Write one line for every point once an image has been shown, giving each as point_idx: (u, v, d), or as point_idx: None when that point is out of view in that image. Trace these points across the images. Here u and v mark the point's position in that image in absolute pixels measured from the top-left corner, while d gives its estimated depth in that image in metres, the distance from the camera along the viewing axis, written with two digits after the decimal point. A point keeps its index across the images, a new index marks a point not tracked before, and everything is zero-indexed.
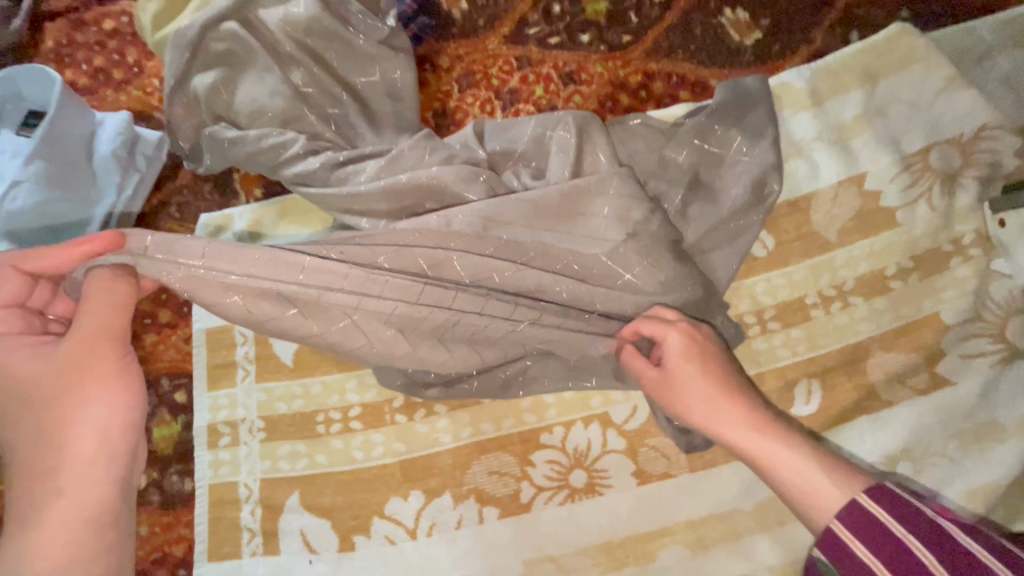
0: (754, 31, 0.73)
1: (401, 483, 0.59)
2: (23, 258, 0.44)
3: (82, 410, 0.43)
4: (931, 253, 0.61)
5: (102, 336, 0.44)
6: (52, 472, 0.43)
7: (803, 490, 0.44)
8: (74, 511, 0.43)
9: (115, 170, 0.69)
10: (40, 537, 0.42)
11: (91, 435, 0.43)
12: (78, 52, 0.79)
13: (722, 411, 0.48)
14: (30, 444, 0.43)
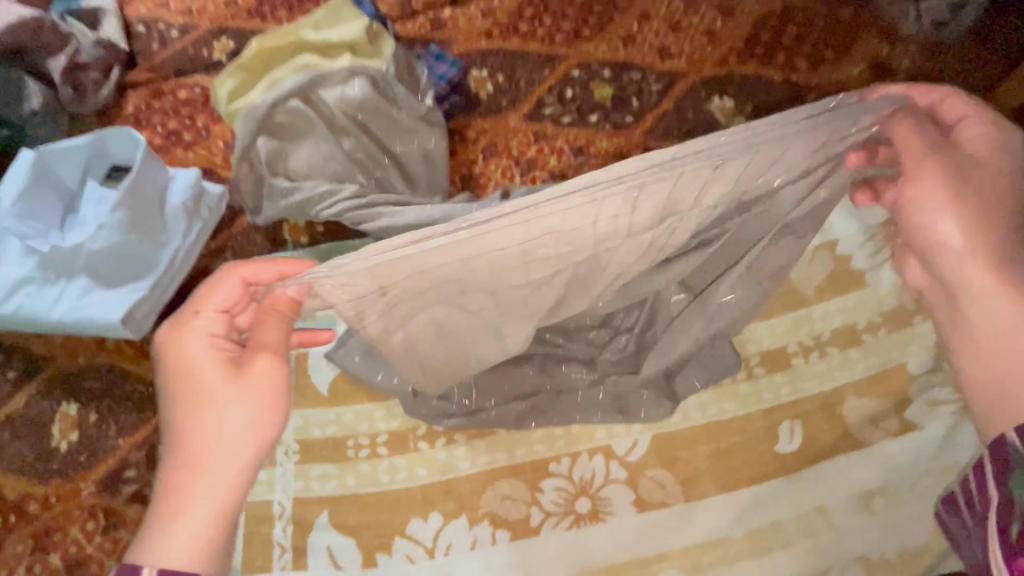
0: (739, 117, 0.85)
1: (422, 505, 0.64)
2: (253, 270, 0.47)
3: (260, 420, 0.44)
4: (896, 311, 0.70)
5: (270, 348, 0.45)
6: (239, 471, 0.43)
7: (997, 375, 0.45)
8: (210, 509, 0.41)
9: (184, 217, 0.78)
10: (177, 532, 0.40)
11: (243, 446, 0.43)
12: (155, 117, 0.92)
13: (982, 288, 0.45)
14: (193, 450, 0.42)
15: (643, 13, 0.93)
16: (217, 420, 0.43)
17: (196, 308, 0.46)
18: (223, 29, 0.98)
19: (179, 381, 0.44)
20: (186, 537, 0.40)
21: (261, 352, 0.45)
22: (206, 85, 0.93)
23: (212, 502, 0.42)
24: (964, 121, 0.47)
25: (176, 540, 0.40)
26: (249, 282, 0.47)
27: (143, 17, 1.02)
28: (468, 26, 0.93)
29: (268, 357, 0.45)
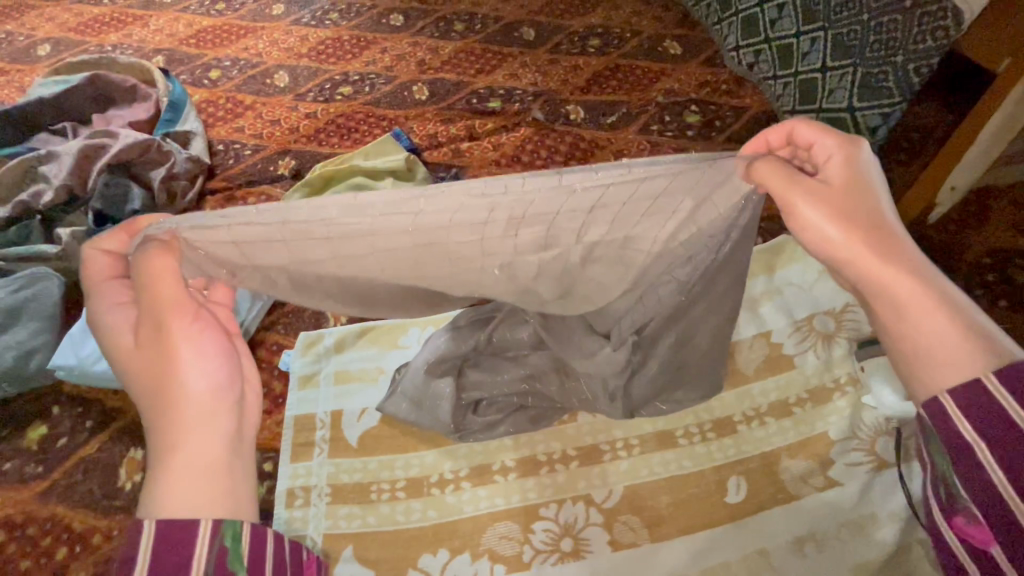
0: None
1: (432, 542, 0.77)
2: (102, 240, 0.53)
3: (197, 363, 0.49)
4: (819, 388, 0.87)
5: (172, 300, 0.50)
6: (195, 412, 0.47)
7: (939, 351, 0.44)
8: (189, 455, 0.46)
9: (248, 297, 0.96)
10: (165, 483, 0.44)
11: (197, 390, 0.48)
12: None
13: (873, 242, 0.48)
14: (157, 407, 0.48)
15: (617, 151, 1.20)
16: (158, 377, 0.48)
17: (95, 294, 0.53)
18: (287, 150, 1.25)
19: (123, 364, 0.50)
20: (175, 485, 0.44)
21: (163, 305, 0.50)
22: (270, 194, 1.17)
23: (186, 446, 0.46)
24: (813, 143, 0.54)
25: (171, 486, 0.44)
26: (112, 251, 0.54)
27: (223, 139, 1.28)
28: (482, 156, 1.20)
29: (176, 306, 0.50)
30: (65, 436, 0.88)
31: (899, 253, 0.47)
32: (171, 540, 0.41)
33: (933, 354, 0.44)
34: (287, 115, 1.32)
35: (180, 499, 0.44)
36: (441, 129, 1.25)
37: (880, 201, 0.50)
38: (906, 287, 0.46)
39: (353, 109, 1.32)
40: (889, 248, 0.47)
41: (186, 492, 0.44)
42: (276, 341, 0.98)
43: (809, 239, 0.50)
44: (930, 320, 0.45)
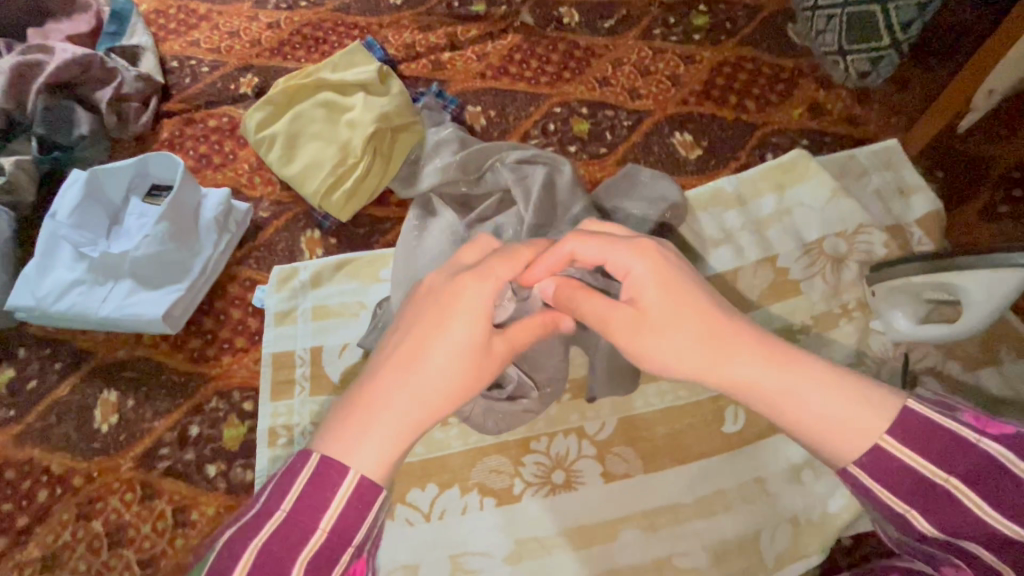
0: (697, 150, 0.99)
1: (420, 477, 0.74)
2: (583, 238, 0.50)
3: (462, 356, 0.45)
4: (825, 315, 0.82)
5: (519, 328, 0.50)
6: (436, 394, 0.43)
7: (826, 435, 0.40)
8: (402, 422, 0.41)
9: (215, 231, 0.89)
10: (369, 438, 0.40)
11: (444, 370, 0.44)
12: (188, 142, 1.04)
13: (710, 351, 0.44)
14: (400, 358, 0.44)
15: (616, 59, 1.07)
16: (452, 351, 0.45)
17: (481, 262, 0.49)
18: (249, 66, 1.12)
19: (422, 324, 0.45)
20: (377, 449, 0.40)
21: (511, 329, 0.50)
22: (233, 116, 1.06)
23: (399, 419, 0.41)
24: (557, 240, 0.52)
25: (377, 444, 0.40)
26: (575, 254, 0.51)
27: (177, 54, 1.15)
28: (465, 68, 1.08)
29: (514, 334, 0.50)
30: (35, 379, 0.84)
31: (751, 346, 0.43)
32: (359, 505, 0.38)
33: (839, 432, 0.40)
34: (247, 25, 1.18)
35: (383, 470, 0.39)
36: (419, 37, 1.11)
37: (702, 294, 0.46)
38: (785, 381, 0.41)
39: (319, 17, 1.17)
40: (729, 346, 0.43)
41: (387, 459, 0.40)
42: (248, 277, 0.92)
43: (652, 361, 0.46)
44: (814, 410, 0.40)
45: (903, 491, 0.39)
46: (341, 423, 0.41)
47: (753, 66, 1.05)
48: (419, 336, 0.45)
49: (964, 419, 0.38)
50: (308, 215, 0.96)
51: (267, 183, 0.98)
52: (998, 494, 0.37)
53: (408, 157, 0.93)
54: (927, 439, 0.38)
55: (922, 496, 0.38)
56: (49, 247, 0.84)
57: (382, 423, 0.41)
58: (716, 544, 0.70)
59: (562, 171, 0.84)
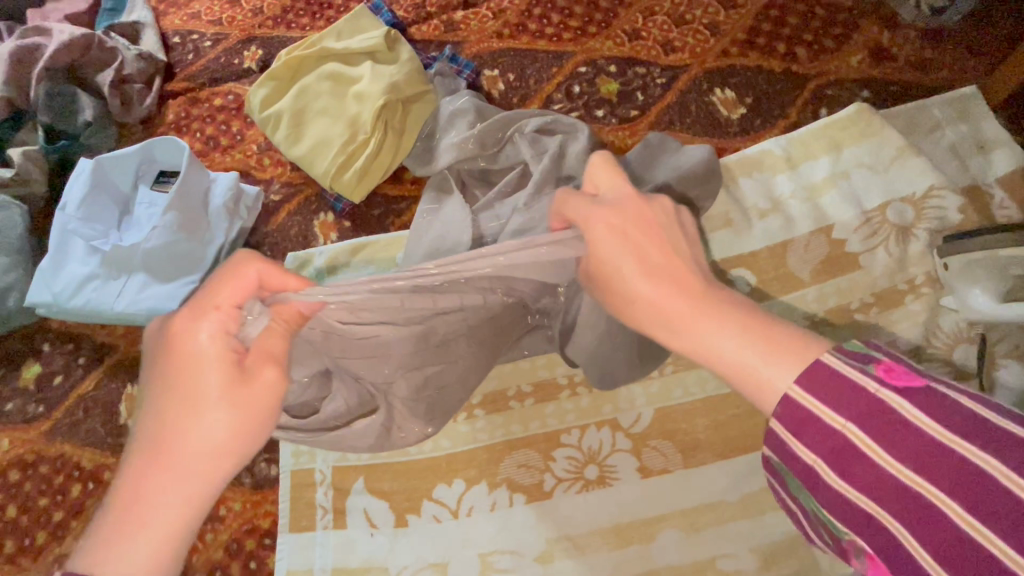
0: (739, 108, 0.89)
1: (446, 472, 0.71)
2: (246, 281, 0.48)
3: (209, 418, 0.46)
4: (889, 291, 0.74)
5: (269, 360, 0.48)
6: (201, 454, 0.46)
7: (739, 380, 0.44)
8: (172, 505, 0.45)
9: (226, 217, 0.86)
10: (131, 536, 0.43)
11: (201, 436, 0.46)
12: (194, 124, 0.99)
13: (650, 317, 0.49)
14: (146, 444, 0.46)
15: (646, 8, 0.96)
16: (203, 410, 0.46)
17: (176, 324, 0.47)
18: (252, 38, 1.05)
19: (159, 406, 0.46)
20: (148, 538, 0.43)
21: (266, 363, 0.48)
22: (238, 93, 1.01)
23: (169, 502, 0.45)
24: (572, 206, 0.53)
25: (144, 537, 0.43)
26: (267, 287, 0.49)
27: (178, 28, 1.09)
28: (480, 27, 0.98)
29: (273, 367, 0.48)
30: (60, 374, 0.84)
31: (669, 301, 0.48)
32: None
33: (741, 378, 0.44)
34: None
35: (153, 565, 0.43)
36: None
37: (659, 261, 0.49)
38: (691, 336, 0.46)
39: None
40: (664, 315, 0.48)
41: (159, 549, 0.44)
42: None
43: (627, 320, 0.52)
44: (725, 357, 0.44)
45: (811, 441, 0.40)
46: (96, 530, 0.44)
47: (806, 7, 0.93)
48: (167, 412, 0.46)
49: (871, 371, 0.40)
50: (319, 197, 0.91)
51: (276, 165, 0.94)
52: (893, 442, 0.37)
53: (422, 133, 0.87)
54: (835, 385, 0.40)
55: (826, 448, 0.40)
56: (61, 243, 0.82)
57: (154, 517, 0.44)
58: (763, 543, 0.65)
59: (580, 138, 0.76)
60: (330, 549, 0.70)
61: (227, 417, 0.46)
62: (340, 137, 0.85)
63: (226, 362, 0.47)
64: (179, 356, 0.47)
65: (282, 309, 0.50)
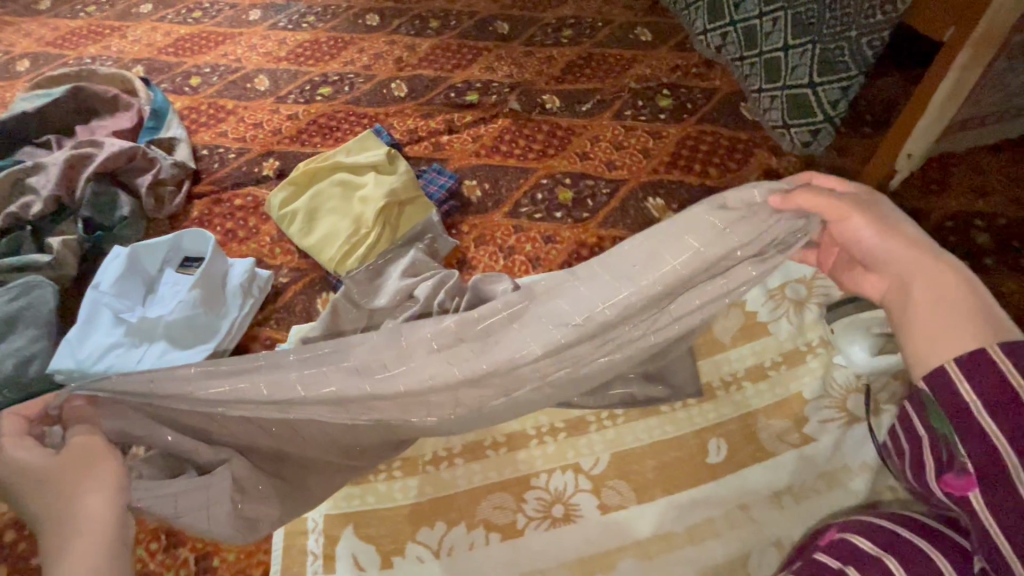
0: (668, 211, 1.12)
1: (429, 516, 0.80)
2: (20, 407, 0.60)
3: (89, 488, 0.57)
4: (793, 352, 0.91)
5: (87, 443, 0.59)
6: (71, 527, 0.56)
7: (954, 314, 0.54)
8: (89, 538, 0.55)
9: (240, 295, 1.00)
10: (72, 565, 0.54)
11: (89, 505, 0.56)
12: (216, 219, 1.16)
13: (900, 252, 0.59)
14: (49, 529, 0.56)
15: (593, 137, 1.23)
16: (60, 495, 0.56)
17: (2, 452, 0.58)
18: (271, 152, 1.27)
19: (41, 514, 0.57)
20: (89, 555, 0.54)
21: (79, 442, 0.59)
22: (256, 195, 1.19)
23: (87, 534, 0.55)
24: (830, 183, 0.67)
25: (77, 562, 0.54)
26: (26, 415, 0.60)
27: (207, 143, 1.30)
28: (461, 148, 1.23)
29: (87, 441, 0.59)
30: None
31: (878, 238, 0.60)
32: None
33: (948, 305, 0.55)
34: (269, 118, 1.34)
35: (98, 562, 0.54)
36: (421, 124, 1.28)
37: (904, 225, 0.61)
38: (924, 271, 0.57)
39: (333, 109, 1.35)
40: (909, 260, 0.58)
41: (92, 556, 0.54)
42: (270, 336, 1.01)
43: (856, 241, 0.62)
44: (950, 292, 0.55)
45: (979, 385, 0.49)
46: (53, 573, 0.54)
47: (713, 139, 1.21)
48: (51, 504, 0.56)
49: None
50: (323, 279, 1.06)
51: (286, 253, 1.10)
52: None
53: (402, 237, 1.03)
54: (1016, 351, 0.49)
55: (996, 397, 0.47)
56: (90, 315, 0.94)
57: (85, 547, 0.55)
58: (708, 567, 0.75)
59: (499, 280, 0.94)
60: None
61: (89, 481, 0.57)
62: (345, 234, 1.02)
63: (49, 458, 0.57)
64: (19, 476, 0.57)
65: (68, 409, 0.60)
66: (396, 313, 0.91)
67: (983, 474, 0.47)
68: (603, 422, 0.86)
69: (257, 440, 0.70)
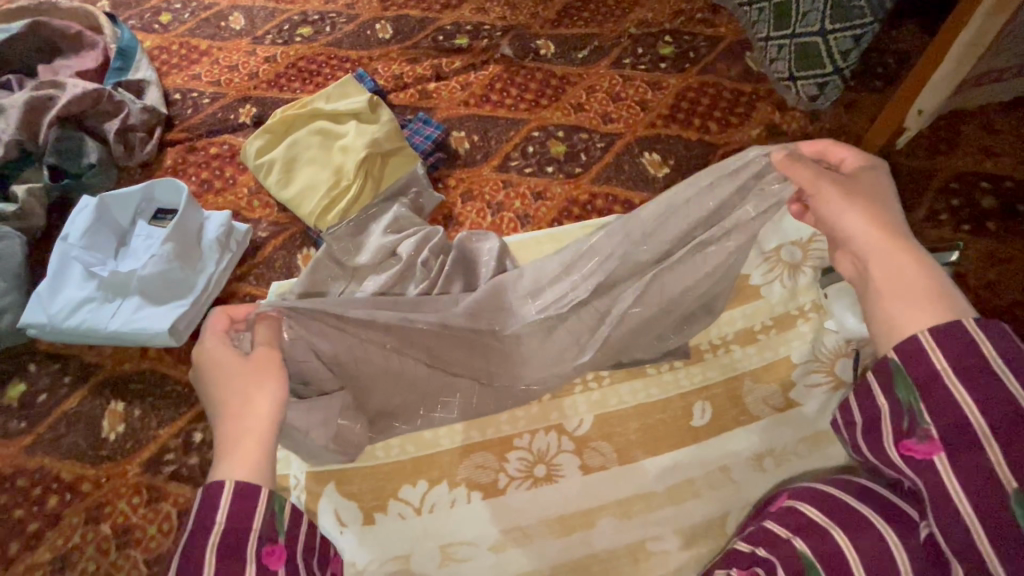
0: (664, 168, 1.07)
1: (411, 474, 0.79)
2: (232, 307, 0.67)
3: (262, 391, 0.60)
4: (784, 316, 0.89)
5: (265, 354, 0.64)
6: (242, 418, 0.58)
7: (910, 292, 0.54)
8: (255, 435, 0.57)
9: (217, 250, 0.96)
10: (237, 454, 0.55)
11: (259, 408, 0.59)
12: (190, 169, 1.11)
13: (875, 239, 0.59)
14: (224, 422, 0.58)
15: (589, 87, 1.17)
16: (242, 386, 0.60)
17: (206, 344, 0.63)
18: (248, 97, 1.20)
19: (217, 405, 0.59)
20: (248, 450, 0.56)
21: (261, 348, 0.64)
22: (233, 143, 1.13)
23: (255, 433, 0.57)
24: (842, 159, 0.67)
25: (239, 457, 0.55)
26: (231, 316, 0.67)
27: (179, 87, 1.23)
28: (450, 97, 1.16)
29: (265, 351, 0.64)
30: (45, 392, 0.89)
31: (857, 222, 0.60)
32: (239, 507, 0.51)
33: (899, 289, 0.54)
34: (245, 60, 1.26)
35: (254, 465, 0.55)
36: (407, 69, 1.20)
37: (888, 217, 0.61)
38: (892, 261, 0.57)
39: (313, 51, 1.26)
40: (884, 246, 0.58)
41: (252, 456, 0.55)
42: (249, 292, 0.98)
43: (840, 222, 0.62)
44: (915, 276, 0.55)
45: (956, 354, 0.47)
46: (222, 459, 0.55)
47: (715, 91, 1.15)
48: (229, 397, 0.59)
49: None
50: (303, 234, 1.03)
51: (265, 206, 1.06)
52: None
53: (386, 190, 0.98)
54: (989, 328, 0.48)
55: (968, 367, 0.47)
56: (60, 268, 0.90)
57: (253, 443, 0.56)
58: (686, 526, 0.75)
59: (487, 240, 0.91)
60: None
61: (263, 384, 0.61)
62: (324, 186, 0.98)
63: (234, 357, 0.62)
64: (210, 365, 0.61)
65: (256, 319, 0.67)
66: (378, 271, 0.88)
67: (946, 438, 0.46)
68: (587, 384, 0.85)
69: (365, 384, 0.76)
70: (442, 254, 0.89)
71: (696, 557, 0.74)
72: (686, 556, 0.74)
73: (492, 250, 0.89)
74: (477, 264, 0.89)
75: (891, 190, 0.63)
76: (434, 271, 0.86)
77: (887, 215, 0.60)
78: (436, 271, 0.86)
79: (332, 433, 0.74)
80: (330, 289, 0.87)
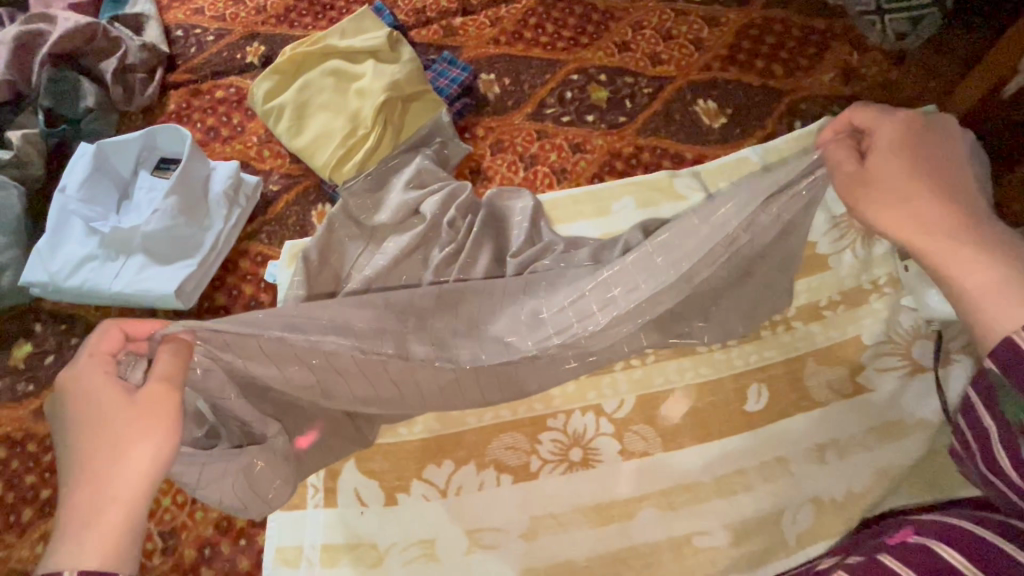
0: (720, 118, 0.94)
1: (435, 454, 0.74)
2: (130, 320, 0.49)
3: (136, 452, 0.45)
4: (855, 290, 0.79)
5: (159, 394, 0.47)
6: (105, 487, 0.44)
7: (974, 292, 0.45)
8: (116, 512, 0.44)
9: (225, 204, 0.88)
10: (89, 538, 0.43)
11: (131, 473, 0.45)
12: (195, 114, 1.02)
13: (916, 226, 0.48)
14: (79, 483, 0.45)
15: (635, 23, 1.02)
16: (111, 440, 0.45)
17: (84, 364, 0.47)
18: (255, 34, 1.08)
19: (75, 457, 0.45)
20: (102, 533, 0.43)
21: (152, 382, 0.47)
22: (240, 86, 1.03)
23: (115, 507, 0.44)
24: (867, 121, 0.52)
25: (90, 541, 0.43)
26: (127, 330, 0.49)
27: (181, 23, 1.11)
28: (478, 34, 1.03)
29: (158, 387, 0.47)
30: (52, 354, 0.85)
31: (899, 209, 0.49)
32: None
33: (963, 288, 0.46)
34: None
35: (107, 552, 0.43)
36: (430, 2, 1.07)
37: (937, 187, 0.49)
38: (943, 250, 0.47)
39: None
40: (937, 232, 0.48)
41: (106, 540, 0.43)
42: (260, 252, 0.91)
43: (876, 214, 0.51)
44: (976, 268, 0.45)
45: None
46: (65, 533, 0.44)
47: (782, 28, 0.99)
48: (93, 451, 0.45)
49: None
50: (318, 188, 0.94)
51: (276, 157, 0.97)
52: None
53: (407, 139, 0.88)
54: None
55: None
56: (60, 223, 0.83)
57: (111, 522, 0.44)
58: (735, 521, 0.69)
59: (522, 198, 0.81)
60: (321, 526, 0.72)
61: (142, 439, 0.46)
62: (340, 135, 0.88)
63: (110, 397, 0.46)
64: (80, 400, 0.46)
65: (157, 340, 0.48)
66: (399, 230, 0.79)
67: None
68: (629, 361, 0.77)
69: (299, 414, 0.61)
70: (471, 212, 0.80)
71: (745, 554, 0.67)
72: (734, 552, 0.68)
73: (527, 209, 0.80)
74: (508, 225, 0.80)
75: (932, 145, 0.50)
76: (462, 230, 0.77)
77: (935, 187, 0.49)
78: (466, 230, 0.77)
79: (244, 486, 0.59)
80: (347, 250, 0.78)
